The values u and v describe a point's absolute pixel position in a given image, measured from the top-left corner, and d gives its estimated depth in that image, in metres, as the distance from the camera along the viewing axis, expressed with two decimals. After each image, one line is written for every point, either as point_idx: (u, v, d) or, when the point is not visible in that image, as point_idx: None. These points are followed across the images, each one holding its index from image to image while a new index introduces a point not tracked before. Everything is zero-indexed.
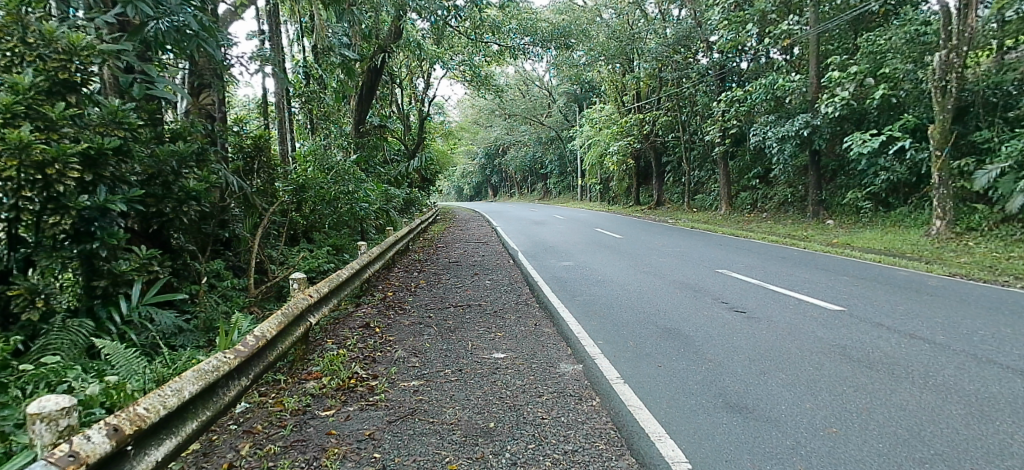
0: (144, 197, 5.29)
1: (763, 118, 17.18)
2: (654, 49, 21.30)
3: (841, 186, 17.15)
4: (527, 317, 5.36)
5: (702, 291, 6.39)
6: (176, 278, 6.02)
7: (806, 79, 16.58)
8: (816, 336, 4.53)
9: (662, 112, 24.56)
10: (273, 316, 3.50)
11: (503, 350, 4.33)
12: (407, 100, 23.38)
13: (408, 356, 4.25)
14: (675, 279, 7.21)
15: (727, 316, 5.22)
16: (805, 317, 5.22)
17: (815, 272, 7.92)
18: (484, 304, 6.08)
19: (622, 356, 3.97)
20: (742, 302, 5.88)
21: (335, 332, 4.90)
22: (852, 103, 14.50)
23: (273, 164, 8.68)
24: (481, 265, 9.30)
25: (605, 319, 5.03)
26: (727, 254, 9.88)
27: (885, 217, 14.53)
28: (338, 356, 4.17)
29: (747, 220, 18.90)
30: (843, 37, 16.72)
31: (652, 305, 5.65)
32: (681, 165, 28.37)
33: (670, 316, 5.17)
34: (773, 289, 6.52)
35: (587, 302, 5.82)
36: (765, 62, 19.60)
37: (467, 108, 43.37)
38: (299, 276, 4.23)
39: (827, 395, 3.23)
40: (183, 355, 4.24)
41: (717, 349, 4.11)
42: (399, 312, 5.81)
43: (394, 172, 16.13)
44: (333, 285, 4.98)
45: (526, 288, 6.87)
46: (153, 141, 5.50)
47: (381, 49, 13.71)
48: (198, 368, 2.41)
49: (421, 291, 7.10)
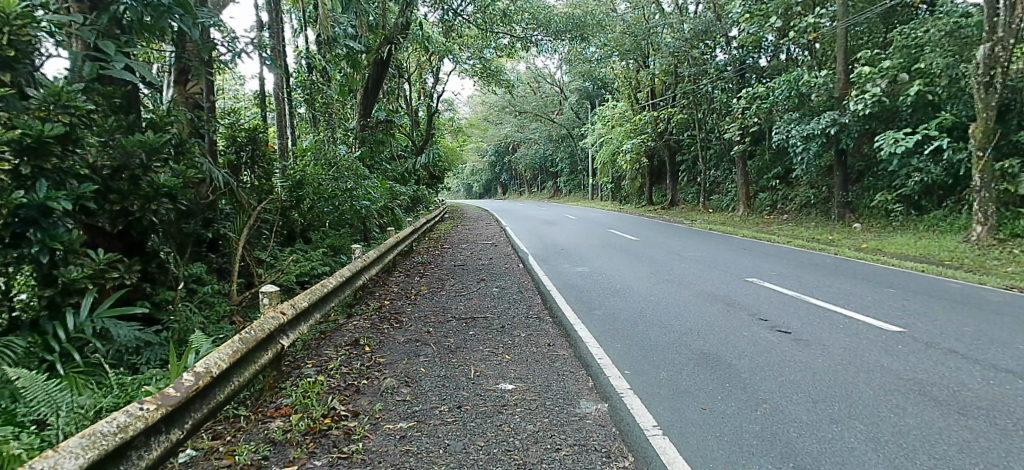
0: (106, 194, 4.69)
1: (786, 116, 16.38)
2: (670, 45, 20.58)
3: (868, 187, 16.32)
4: (539, 335, 4.69)
5: (737, 306, 5.67)
6: (149, 283, 5.46)
7: (832, 74, 15.74)
8: (883, 367, 3.82)
9: (677, 109, 23.79)
10: (229, 342, 2.84)
11: (511, 379, 3.66)
12: (416, 95, 22.81)
13: (399, 385, 3.59)
14: (703, 290, 6.49)
15: (771, 338, 4.52)
16: (861, 341, 4.50)
17: (857, 283, 7.17)
18: (491, 318, 5.39)
19: (656, 394, 3.30)
20: (783, 319, 5.16)
21: (318, 352, 4.26)
22: (884, 100, 13.71)
23: (269, 159, 8.10)
24: (488, 269, 8.64)
25: (631, 341, 4.35)
26: (754, 261, 9.12)
27: (920, 221, 13.67)
28: (314, 385, 3.51)
29: (766, 222, 18.12)
30: (873, 30, 15.89)
31: (682, 323, 4.94)
32: (696, 165, 27.53)
33: (705, 337, 4.49)
34: (815, 304, 5.80)
35: (608, 317, 5.14)
36: (786, 58, 18.85)
37: (478, 105, 42.88)
38: (270, 289, 3.58)
39: (926, 461, 2.53)
40: (133, 382, 3.62)
41: (769, 384, 3.42)
42: (395, 326, 5.16)
43: (401, 168, 15.55)
44: (317, 297, 4.34)
45: (538, 298, 6.21)
46: (120, 130, 4.90)
47: (388, 40, 13.07)
48: (88, 434, 1.79)
49: (422, 299, 6.45)
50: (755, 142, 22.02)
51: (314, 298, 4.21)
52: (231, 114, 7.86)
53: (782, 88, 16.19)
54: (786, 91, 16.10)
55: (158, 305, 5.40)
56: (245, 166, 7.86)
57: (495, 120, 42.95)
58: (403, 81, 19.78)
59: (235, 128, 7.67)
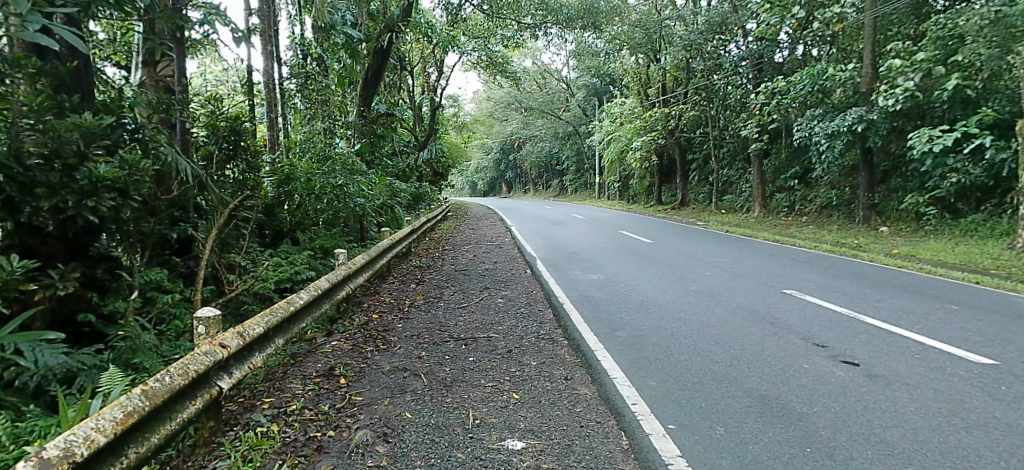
0: (32, 186, 3.93)
1: (809, 113, 15.54)
2: (684, 37, 19.62)
3: (895, 188, 15.40)
4: (553, 364, 3.86)
5: (785, 328, 4.81)
6: (97, 292, 4.71)
7: (859, 68, 14.83)
8: (998, 420, 2.99)
9: (689, 106, 22.92)
10: (124, 399, 2.00)
11: (521, 432, 2.85)
12: (419, 89, 22.02)
13: (375, 441, 2.77)
14: (739, 305, 5.63)
15: (840, 375, 3.67)
16: (951, 378, 3.65)
17: (912, 298, 6.28)
18: (496, 338, 4.57)
19: (719, 467, 2.48)
20: (844, 346, 4.32)
21: (281, 388, 3.44)
22: (917, 95, 12.90)
23: (253, 152, 7.32)
24: (492, 275, 7.81)
25: (669, 377, 3.51)
26: (787, 269, 8.24)
27: (955, 225, 12.75)
28: (262, 442, 2.70)
29: (784, 224, 17.26)
30: (902, 22, 14.83)
31: (726, 350, 4.10)
32: (708, 163, 26.48)
33: (759, 371, 3.67)
34: (874, 325, 4.95)
35: (635, 341, 4.31)
36: (805, 52, 17.95)
37: (483, 101, 42.05)
38: (207, 313, 2.72)
39: None
40: (32, 434, 2.81)
41: (862, 453, 2.60)
42: (381, 349, 4.33)
43: (402, 164, 14.73)
44: (281, 316, 3.50)
45: (549, 313, 5.38)
46: (51, 111, 4.16)
47: (389, 28, 11.96)
48: None
49: (415, 311, 5.63)
50: (771, 140, 21.07)
51: (276, 320, 3.38)
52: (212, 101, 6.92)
53: (804, 82, 15.35)
54: (808, 85, 15.25)
55: (105, 319, 4.64)
56: (224, 159, 7.08)
57: (500, 117, 42.00)
58: (404, 74, 18.94)
59: (217, 116, 6.88)
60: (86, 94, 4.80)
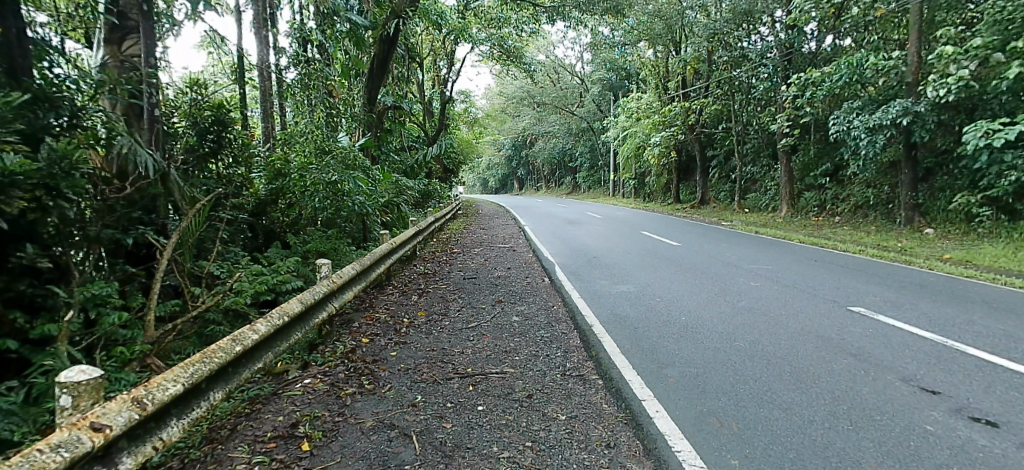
0: None
1: (847, 105, 14.34)
2: (707, 27, 18.39)
3: (940, 187, 14.24)
4: (588, 419, 2.93)
5: (878, 365, 3.79)
6: (24, 311, 3.80)
7: (904, 56, 13.53)
8: None
9: (711, 100, 21.66)
10: None
11: None
12: (429, 81, 21.03)
13: None
14: (808, 331, 4.61)
15: (984, 447, 2.67)
16: None
17: (1011, 320, 5.18)
18: (514, 375, 3.62)
19: None
20: (965, 394, 3.32)
21: (222, 460, 2.53)
22: (973, 85, 11.74)
23: (238, 144, 6.53)
24: (506, 285, 6.85)
25: (754, 453, 2.57)
26: (843, 279, 7.15)
27: (1011, 228, 11.60)
28: None
29: (816, 224, 16.10)
30: (954, 6, 13.49)
31: (817, 403, 3.10)
32: (730, 160, 25.15)
33: (872, 438, 2.71)
34: (989, 361, 3.91)
35: (693, 386, 3.35)
36: (841, 43, 16.69)
37: (495, 97, 41.00)
38: (80, 376, 1.85)
39: None
40: None
41: None
42: (367, 391, 3.38)
43: (410, 160, 13.80)
44: (220, 361, 2.55)
45: (577, 338, 4.42)
46: None
47: (395, 14, 10.89)
48: None
49: (413, 333, 4.68)
50: (800, 135, 19.78)
51: (211, 368, 2.44)
52: (197, 86, 6.08)
53: (842, 72, 14.12)
54: (847, 76, 14.03)
55: (31, 344, 3.72)
56: (209, 152, 6.26)
57: (512, 112, 40.88)
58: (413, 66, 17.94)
59: (199, 104, 6.03)
60: (12, 70, 3.89)
